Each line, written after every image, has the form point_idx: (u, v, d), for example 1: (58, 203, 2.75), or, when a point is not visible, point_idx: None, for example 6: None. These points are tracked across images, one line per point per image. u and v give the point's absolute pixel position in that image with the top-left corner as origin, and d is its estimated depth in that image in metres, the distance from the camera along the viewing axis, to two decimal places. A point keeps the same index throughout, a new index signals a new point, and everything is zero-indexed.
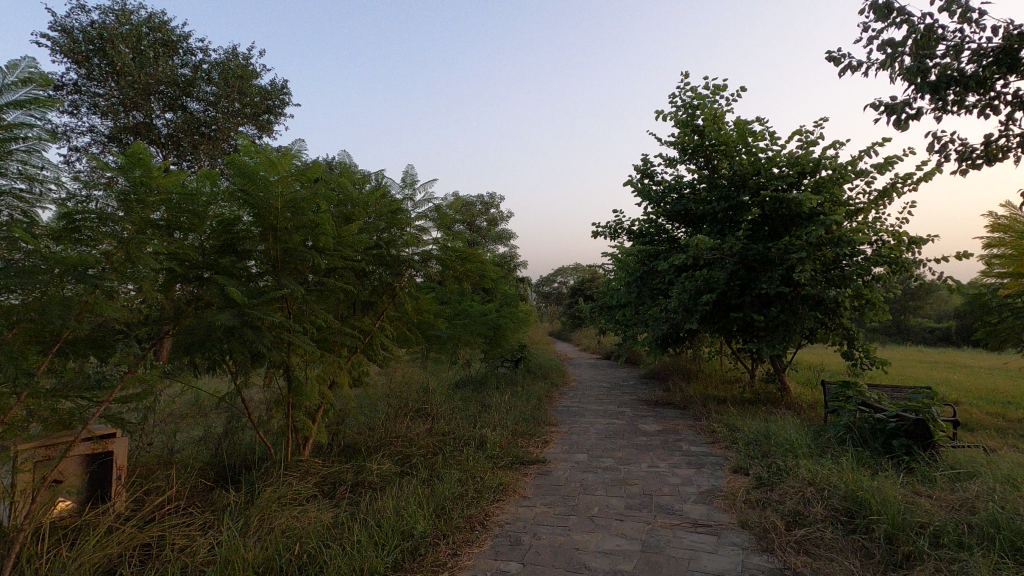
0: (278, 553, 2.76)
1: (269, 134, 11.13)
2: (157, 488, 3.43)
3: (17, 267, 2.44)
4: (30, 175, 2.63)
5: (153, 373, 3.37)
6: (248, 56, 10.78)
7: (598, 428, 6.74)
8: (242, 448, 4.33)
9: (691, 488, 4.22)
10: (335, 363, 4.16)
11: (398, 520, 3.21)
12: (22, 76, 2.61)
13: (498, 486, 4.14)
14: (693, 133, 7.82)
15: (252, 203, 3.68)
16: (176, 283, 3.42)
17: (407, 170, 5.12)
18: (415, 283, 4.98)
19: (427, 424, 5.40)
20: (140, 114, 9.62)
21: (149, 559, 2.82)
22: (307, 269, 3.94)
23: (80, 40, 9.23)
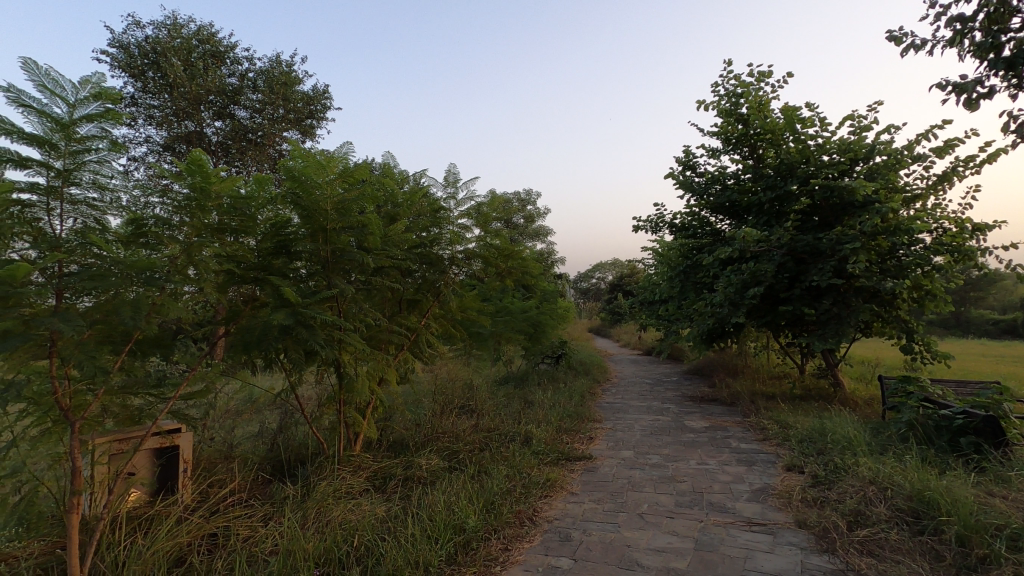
0: (337, 545, 2.84)
1: (312, 139, 11.44)
2: (219, 481, 3.59)
3: (92, 271, 2.58)
4: (101, 184, 2.76)
5: (213, 371, 3.52)
6: (291, 63, 11.10)
7: (643, 425, 6.67)
8: (296, 444, 4.49)
9: (743, 486, 4.12)
10: (383, 360, 4.25)
11: (449, 514, 3.26)
12: (91, 89, 2.72)
13: (545, 482, 4.15)
14: (737, 122, 7.63)
15: (302, 205, 3.80)
16: (232, 286, 3.52)
17: (449, 169, 5.16)
18: (459, 281, 5.04)
19: (472, 420, 5.45)
20: (192, 123, 10.02)
21: (216, 548, 2.95)
22: (355, 268, 4.04)
23: (135, 55, 9.72)
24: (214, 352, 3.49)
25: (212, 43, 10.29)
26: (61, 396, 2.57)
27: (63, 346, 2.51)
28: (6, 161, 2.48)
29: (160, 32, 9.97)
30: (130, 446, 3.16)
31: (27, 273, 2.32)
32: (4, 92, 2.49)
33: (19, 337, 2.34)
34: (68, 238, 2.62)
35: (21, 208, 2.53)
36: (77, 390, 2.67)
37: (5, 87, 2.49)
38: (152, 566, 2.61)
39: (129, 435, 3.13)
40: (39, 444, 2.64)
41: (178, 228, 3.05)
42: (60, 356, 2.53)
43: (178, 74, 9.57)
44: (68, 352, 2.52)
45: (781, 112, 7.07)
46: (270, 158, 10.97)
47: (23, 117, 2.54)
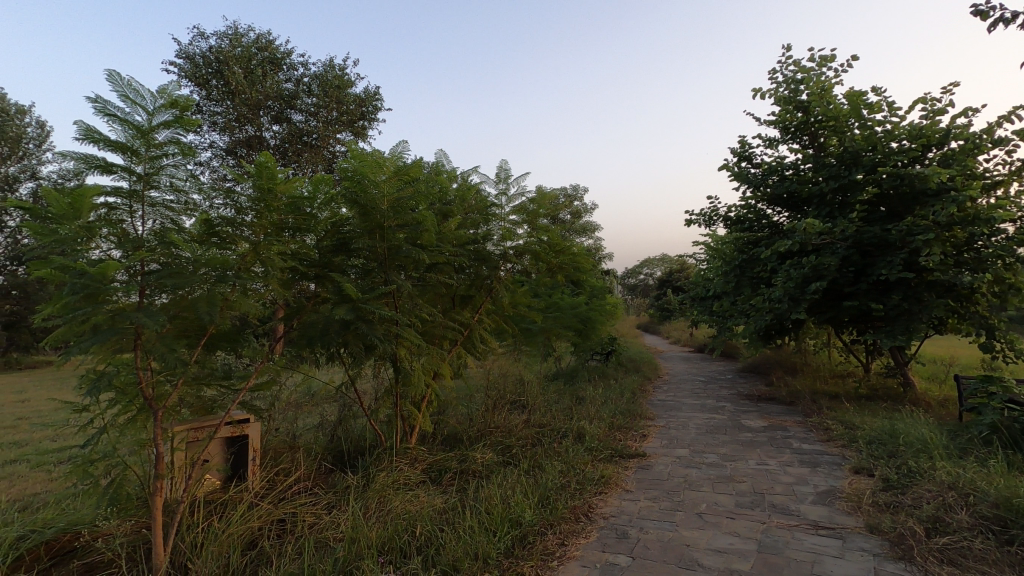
0: (398, 534, 2.91)
1: (364, 140, 11.75)
2: (285, 470, 3.75)
3: (172, 268, 2.75)
4: (177, 188, 2.92)
5: (280, 363, 3.68)
6: (344, 67, 11.41)
7: (698, 423, 6.52)
8: (354, 435, 4.64)
9: (807, 488, 3.97)
10: (438, 355, 4.32)
11: (506, 508, 3.28)
12: (169, 97, 2.85)
13: (600, 479, 4.12)
14: (796, 109, 7.31)
15: (360, 204, 3.90)
16: (296, 283, 3.67)
17: (501, 165, 5.18)
18: (511, 277, 5.06)
19: (523, 415, 5.49)
20: (252, 127, 10.52)
21: (285, 533, 3.08)
22: (410, 265, 4.12)
23: (200, 65, 10.23)
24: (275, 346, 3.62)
25: (270, 50, 10.72)
26: (145, 386, 2.75)
27: (146, 340, 2.68)
28: (94, 167, 2.66)
29: (222, 42, 10.46)
30: (205, 434, 3.35)
31: (114, 270, 2.49)
32: (92, 103, 2.66)
33: (109, 330, 2.53)
34: (147, 238, 2.78)
35: (106, 211, 2.71)
36: (159, 381, 2.85)
37: (93, 99, 2.66)
38: (227, 547, 2.75)
39: (204, 424, 3.31)
40: (126, 431, 2.83)
41: (246, 228, 3.19)
42: (144, 348, 2.70)
43: (239, 81, 10.01)
44: (151, 344, 2.69)
45: (846, 98, 6.73)
46: (324, 159, 11.35)
47: (107, 126, 2.70)
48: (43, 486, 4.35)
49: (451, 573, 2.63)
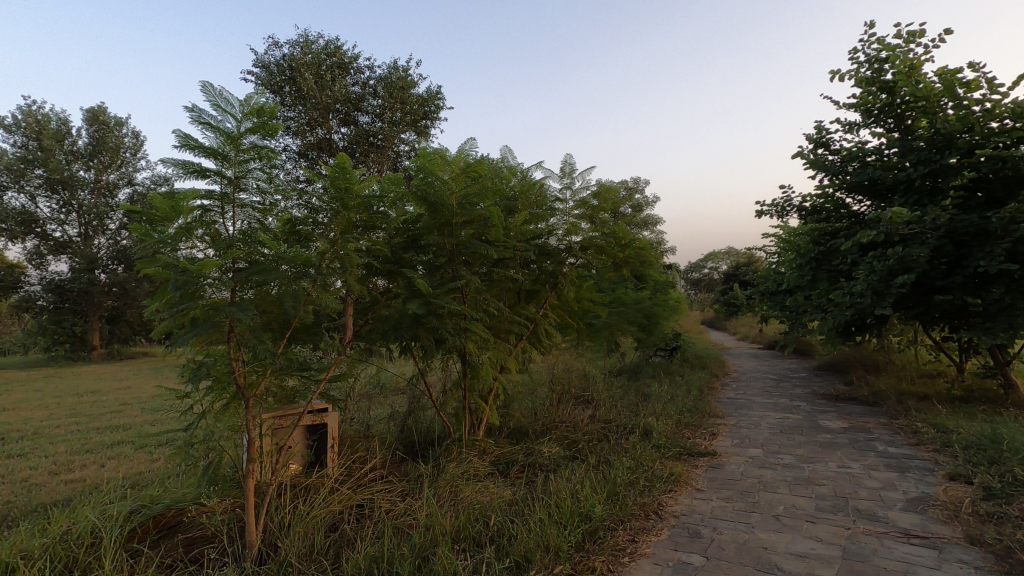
0: (470, 524, 2.98)
1: (427, 138, 12.02)
2: (361, 457, 3.92)
3: (259, 265, 2.92)
4: (263, 190, 3.07)
5: (355, 356, 3.84)
6: (407, 68, 11.71)
7: (771, 422, 6.26)
8: (423, 426, 4.78)
9: (895, 494, 3.73)
10: (505, 349, 4.38)
11: (575, 503, 3.29)
12: (256, 105, 3.02)
13: (669, 476, 4.05)
14: (880, 91, 6.85)
15: (430, 201, 4.00)
16: (371, 279, 3.82)
17: (566, 160, 5.16)
18: (577, 272, 5.04)
19: (589, 411, 5.47)
20: (322, 130, 10.97)
21: (363, 518, 3.22)
22: (478, 261, 4.19)
23: (275, 73, 10.78)
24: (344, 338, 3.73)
25: (338, 55, 11.16)
26: (238, 375, 2.94)
27: (239, 332, 2.87)
28: (190, 172, 2.85)
29: (294, 50, 10.97)
30: (289, 421, 3.54)
31: (211, 267, 2.68)
32: (189, 113, 2.85)
33: (208, 323, 2.73)
34: (237, 238, 2.96)
35: (201, 213, 2.90)
36: (249, 370, 3.04)
37: (190, 109, 2.85)
38: (312, 528, 2.91)
39: (287, 413, 3.51)
40: (222, 416, 3.04)
41: (325, 227, 3.34)
42: (237, 340, 2.90)
43: (311, 87, 10.47)
44: (243, 337, 2.89)
45: (937, 76, 6.24)
46: (389, 160, 11.71)
47: (201, 133, 2.89)
48: (148, 466, 4.77)
49: (524, 563, 2.67)
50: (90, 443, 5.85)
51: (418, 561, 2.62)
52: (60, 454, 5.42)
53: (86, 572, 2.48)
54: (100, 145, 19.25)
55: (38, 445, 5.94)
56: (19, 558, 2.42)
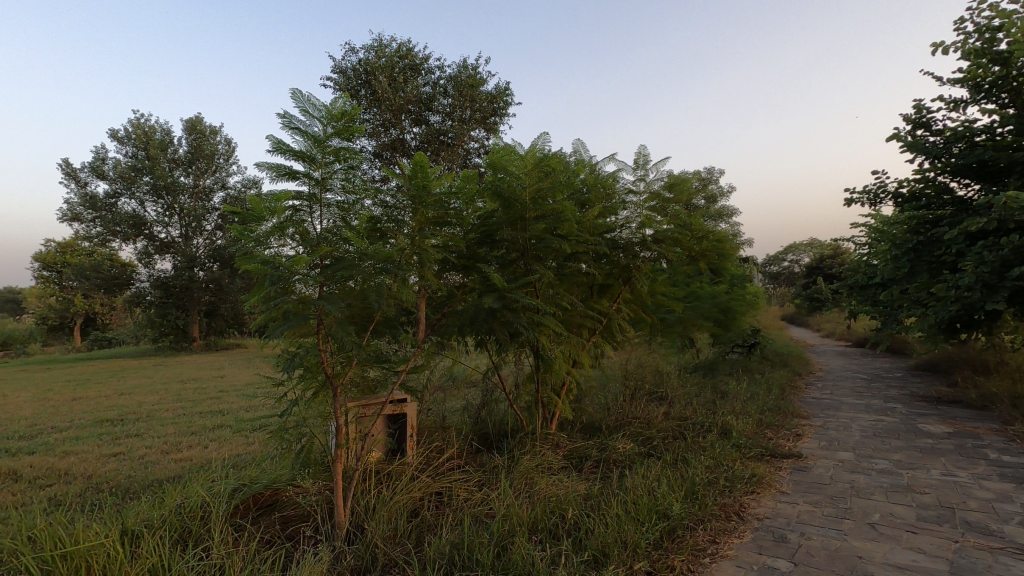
0: (546, 516, 3.01)
1: (496, 135, 12.16)
2: (438, 447, 4.04)
3: (345, 261, 3.07)
4: (348, 189, 3.22)
5: (431, 348, 3.96)
6: (476, 66, 11.89)
7: (862, 425, 5.86)
8: (496, 418, 4.87)
9: (1011, 507, 3.39)
10: (578, 343, 4.37)
11: (652, 500, 3.23)
12: (340, 109, 3.18)
13: (751, 477, 3.89)
14: (991, 63, 6.21)
15: (504, 196, 4.04)
16: (447, 273, 3.92)
17: (639, 151, 5.05)
18: (652, 266, 4.94)
19: (663, 407, 5.36)
20: (396, 131, 11.34)
21: (442, 505, 3.32)
22: (551, 255, 4.20)
23: (351, 77, 11.26)
24: (419, 331, 3.88)
25: (410, 57, 11.48)
26: (327, 365, 3.12)
27: (328, 325, 3.05)
28: (283, 175, 3.05)
29: (369, 54, 11.39)
30: (372, 410, 3.71)
31: (302, 264, 2.86)
32: (281, 119, 3.04)
33: (301, 316, 2.92)
34: (324, 235, 3.13)
35: (292, 212, 3.09)
36: (336, 361, 3.22)
37: (282, 116, 3.04)
38: (395, 513, 3.03)
39: (370, 402, 3.67)
40: (312, 404, 3.23)
41: (405, 223, 3.48)
42: (327, 333, 3.07)
43: (385, 90, 10.84)
44: (331, 329, 3.06)
45: None
46: (459, 157, 12.00)
47: (291, 137, 3.08)
48: (245, 449, 5.16)
49: (601, 558, 2.66)
50: (195, 426, 6.40)
51: (496, 549, 2.68)
52: (170, 435, 5.98)
53: (199, 542, 2.72)
54: (197, 152, 20.87)
55: (151, 426, 6.58)
56: (143, 527, 2.69)
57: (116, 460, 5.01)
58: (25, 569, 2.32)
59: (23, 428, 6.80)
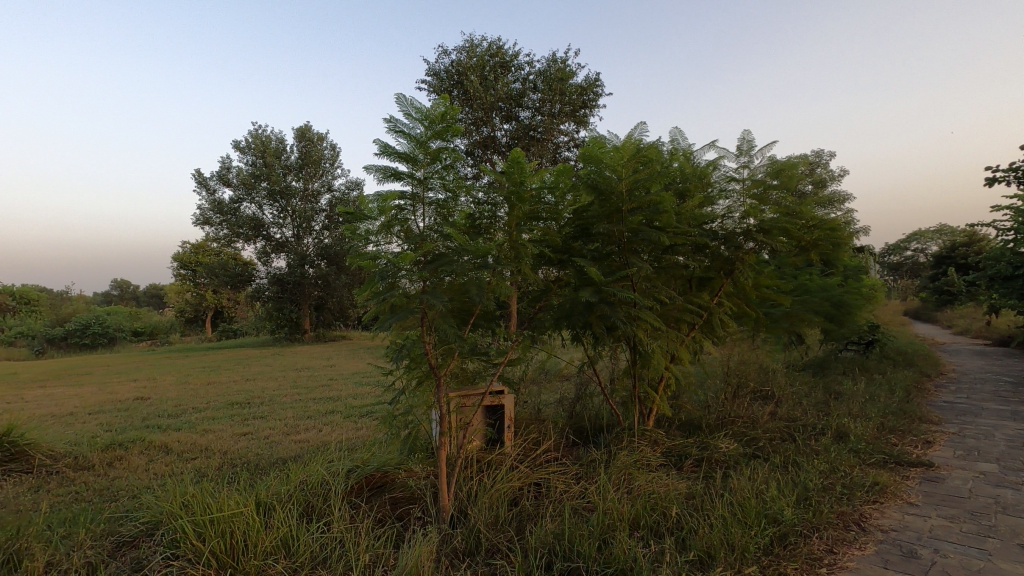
0: (646, 513, 2.96)
1: (585, 127, 12.08)
2: (534, 439, 4.10)
3: (446, 257, 3.20)
4: (448, 187, 3.35)
5: (527, 341, 4.02)
6: (565, 59, 11.88)
7: (1008, 434, 5.18)
8: (592, 413, 4.85)
9: None
10: (676, 337, 4.23)
11: (761, 503, 3.08)
12: (440, 111, 3.29)
13: (873, 486, 3.58)
14: None
15: (599, 189, 4.00)
16: (543, 267, 3.96)
17: (743, 136, 4.81)
18: (758, 258, 4.67)
19: (769, 407, 5.06)
20: (488, 129, 11.47)
21: (541, 496, 3.37)
22: (648, 247, 4.11)
23: (444, 79, 11.61)
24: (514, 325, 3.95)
25: (500, 55, 11.64)
26: (431, 356, 3.27)
27: (431, 318, 3.19)
28: (389, 177, 3.23)
29: (461, 55, 11.67)
30: (472, 401, 3.85)
31: (408, 261, 3.02)
32: (387, 123, 3.22)
33: (408, 309, 3.09)
34: (427, 232, 3.28)
35: (397, 211, 3.26)
36: (438, 352, 3.36)
37: (387, 120, 3.22)
38: (497, 501, 3.12)
39: (470, 392, 3.81)
40: (417, 393, 3.41)
41: (503, 220, 3.58)
42: (431, 325, 3.21)
43: (476, 89, 11.04)
44: (435, 322, 3.20)
45: None
46: (548, 151, 12.04)
47: (395, 140, 3.24)
48: (354, 433, 5.55)
49: (707, 560, 2.58)
50: (310, 411, 6.96)
51: (598, 542, 2.68)
52: (289, 418, 6.55)
53: (321, 516, 2.97)
54: (307, 159, 22.55)
55: (274, 410, 7.24)
56: (274, 500, 2.98)
57: (247, 439, 5.58)
58: (182, 530, 2.65)
59: (171, 407, 7.75)
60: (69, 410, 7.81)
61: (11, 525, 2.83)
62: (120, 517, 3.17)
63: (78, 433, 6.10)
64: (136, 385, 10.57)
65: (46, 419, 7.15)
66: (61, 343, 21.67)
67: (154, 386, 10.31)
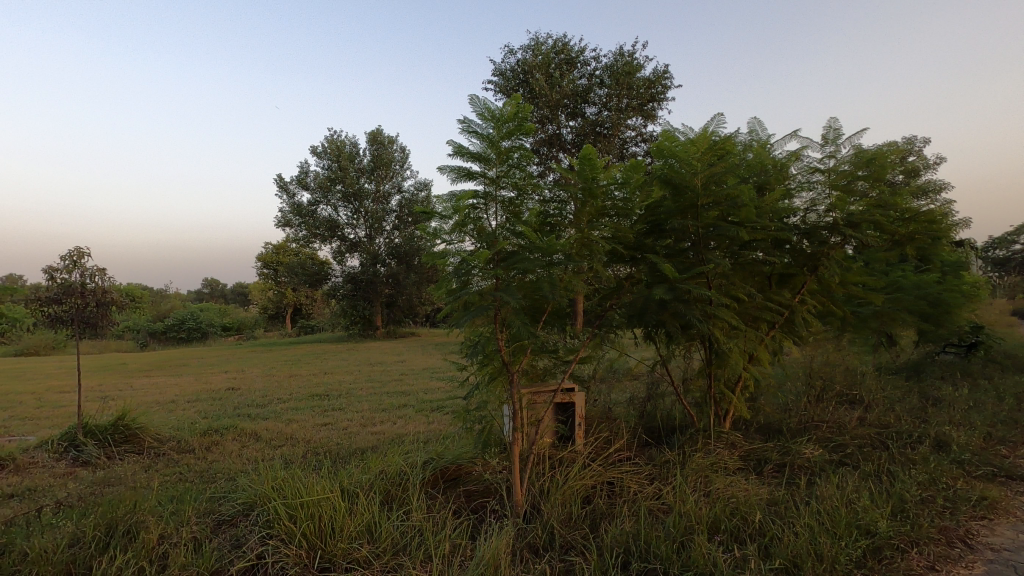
0: (726, 517, 2.87)
1: (654, 121, 11.82)
2: (605, 438, 4.06)
3: (520, 254, 3.23)
4: (520, 185, 3.38)
5: (598, 338, 4.00)
6: (633, 52, 11.68)
7: None
8: (663, 413, 4.75)
9: None
10: (755, 337, 4.06)
11: (851, 513, 2.90)
12: (513, 110, 3.32)
13: (980, 500, 3.29)
14: None
15: (673, 183, 3.90)
16: (614, 264, 3.91)
17: (829, 124, 4.56)
18: (845, 253, 4.40)
19: (857, 412, 4.76)
20: (553, 126, 11.46)
21: (614, 495, 3.34)
22: (725, 243, 3.96)
23: (510, 78, 11.69)
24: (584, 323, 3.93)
25: (566, 52, 11.59)
26: (504, 353, 3.31)
27: (505, 315, 3.22)
28: (463, 176, 3.31)
29: (527, 54, 11.71)
30: (543, 398, 3.87)
31: (482, 259, 3.07)
32: (461, 124, 3.31)
33: (482, 306, 3.14)
34: (499, 230, 3.33)
35: (471, 210, 3.32)
36: (511, 349, 3.41)
37: (461, 122, 3.30)
38: (570, 498, 3.13)
39: (541, 389, 3.84)
40: (491, 388, 3.47)
41: (574, 217, 3.57)
42: (504, 322, 3.25)
43: (542, 86, 11.04)
44: (508, 319, 3.23)
45: None
46: (616, 148, 11.82)
47: (469, 140, 3.31)
48: (427, 427, 5.72)
49: (793, 569, 2.48)
50: (384, 404, 7.24)
51: (675, 545, 2.63)
52: (365, 410, 6.84)
53: (401, 505, 3.09)
54: (378, 162, 23.38)
55: (351, 402, 7.59)
56: (356, 487, 3.13)
57: (327, 429, 5.88)
58: (276, 512, 2.84)
59: (258, 397, 8.31)
60: (171, 398, 8.53)
61: (129, 500, 3.13)
62: (220, 497, 3.43)
63: (180, 420, 6.65)
64: (227, 376, 11.40)
65: (152, 405, 7.85)
66: (161, 337, 23.65)
67: (242, 377, 11.08)
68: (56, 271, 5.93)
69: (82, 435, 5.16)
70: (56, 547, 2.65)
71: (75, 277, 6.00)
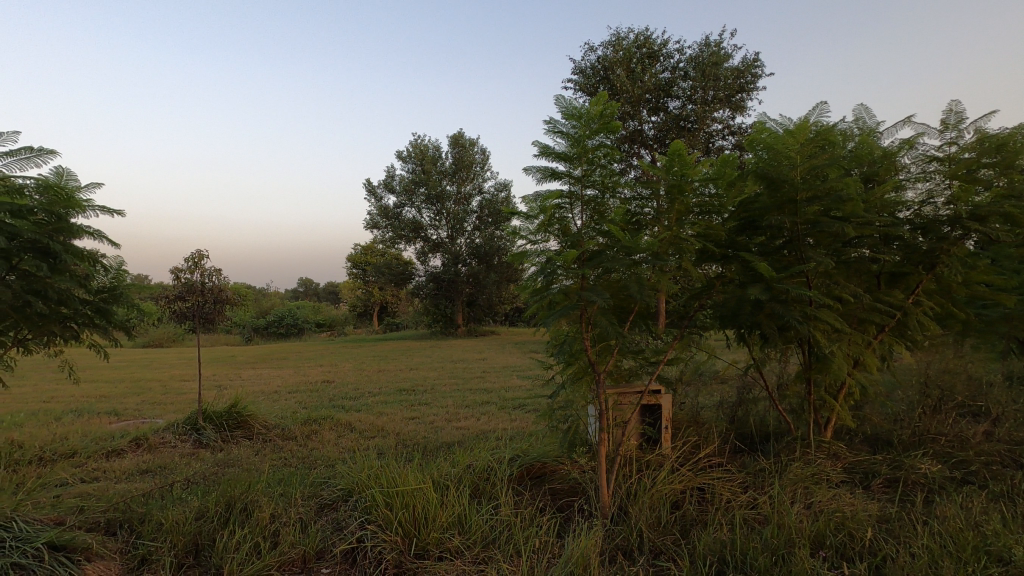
0: (831, 531, 2.70)
1: (743, 113, 11.29)
2: (694, 442, 3.93)
3: (607, 253, 3.20)
4: (605, 183, 3.34)
5: (686, 339, 3.87)
6: (719, 42, 11.23)
7: None
8: (756, 419, 4.52)
9: None
10: (862, 340, 3.77)
11: (978, 536, 2.63)
12: (599, 108, 3.29)
13: None
14: None
15: (769, 178, 3.70)
16: (704, 263, 3.77)
17: (950, 108, 4.13)
18: (969, 250, 3.97)
19: (983, 425, 4.29)
20: (635, 122, 11.22)
21: (705, 501, 3.22)
22: (827, 240, 3.71)
23: (590, 76, 11.57)
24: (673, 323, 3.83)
25: (648, 46, 11.32)
26: (590, 352, 3.30)
27: (591, 314, 3.20)
28: (548, 176, 3.33)
29: (607, 50, 11.54)
30: (629, 400, 3.81)
31: (569, 258, 3.07)
32: (547, 124, 3.33)
33: (569, 305, 3.14)
34: (584, 230, 3.32)
35: (556, 210, 3.33)
36: (597, 348, 3.38)
37: (547, 122, 3.33)
38: (659, 502, 3.06)
39: (627, 391, 3.78)
40: (577, 388, 3.47)
41: (662, 214, 3.49)
42: (591, 321, 3.23)
43: (624, 82, 10.85)
44: (595, 318, 3.22)
45: None
46: (702, 142, 11.39)
47: (554, 139, 3.33)
48: (510, 424, 5.81)
49: None
50: (468, 400, 7.44)
51: (773, 557, 2.51)
52: (450, 406, 7.06)
53: (489, 499, 3.17)
54: (460, 164, 23.96)
55: (436, 397, 7.86)
56: (446, 479, 3.24)
57: (415, 422, 6.13)
58: (372, 499, 3.00)
59: (351, 390, 8.81)
60: (274, 389, 9.23)
61: (244, 481, 3.43)
62: (321, 482, 3.67)
63: (283, 409, 7.18)
64: (323, 370, 12.16)
65: (259, 395, 8.55)
66: (264, 332, 25.65)
67: (336, 371, 11.78)
68: (180, 271, 6.60)
69: (202, 420, 5.72)
70: (187, 518, 2.96)
71: (196, 277, 6.64)
